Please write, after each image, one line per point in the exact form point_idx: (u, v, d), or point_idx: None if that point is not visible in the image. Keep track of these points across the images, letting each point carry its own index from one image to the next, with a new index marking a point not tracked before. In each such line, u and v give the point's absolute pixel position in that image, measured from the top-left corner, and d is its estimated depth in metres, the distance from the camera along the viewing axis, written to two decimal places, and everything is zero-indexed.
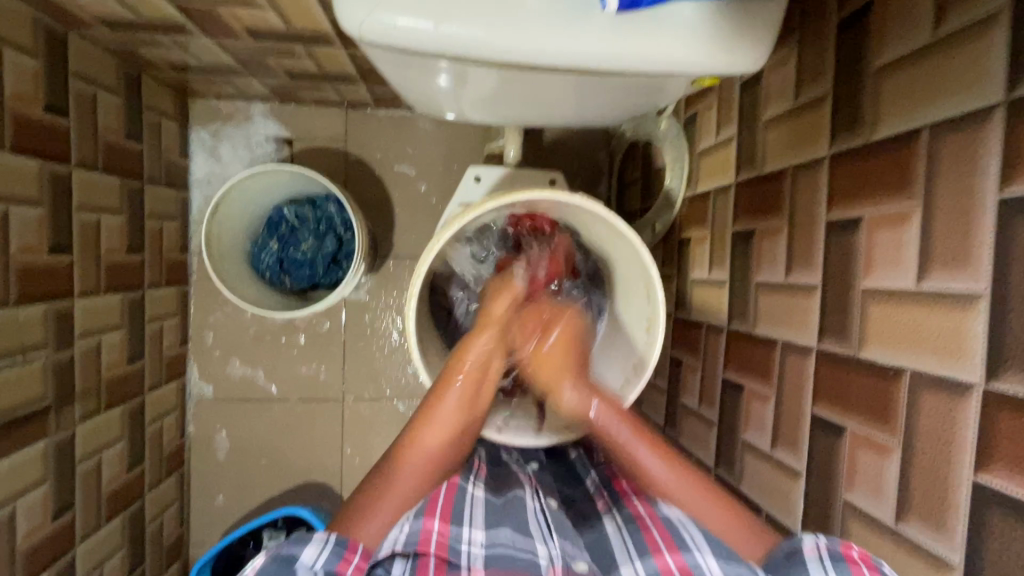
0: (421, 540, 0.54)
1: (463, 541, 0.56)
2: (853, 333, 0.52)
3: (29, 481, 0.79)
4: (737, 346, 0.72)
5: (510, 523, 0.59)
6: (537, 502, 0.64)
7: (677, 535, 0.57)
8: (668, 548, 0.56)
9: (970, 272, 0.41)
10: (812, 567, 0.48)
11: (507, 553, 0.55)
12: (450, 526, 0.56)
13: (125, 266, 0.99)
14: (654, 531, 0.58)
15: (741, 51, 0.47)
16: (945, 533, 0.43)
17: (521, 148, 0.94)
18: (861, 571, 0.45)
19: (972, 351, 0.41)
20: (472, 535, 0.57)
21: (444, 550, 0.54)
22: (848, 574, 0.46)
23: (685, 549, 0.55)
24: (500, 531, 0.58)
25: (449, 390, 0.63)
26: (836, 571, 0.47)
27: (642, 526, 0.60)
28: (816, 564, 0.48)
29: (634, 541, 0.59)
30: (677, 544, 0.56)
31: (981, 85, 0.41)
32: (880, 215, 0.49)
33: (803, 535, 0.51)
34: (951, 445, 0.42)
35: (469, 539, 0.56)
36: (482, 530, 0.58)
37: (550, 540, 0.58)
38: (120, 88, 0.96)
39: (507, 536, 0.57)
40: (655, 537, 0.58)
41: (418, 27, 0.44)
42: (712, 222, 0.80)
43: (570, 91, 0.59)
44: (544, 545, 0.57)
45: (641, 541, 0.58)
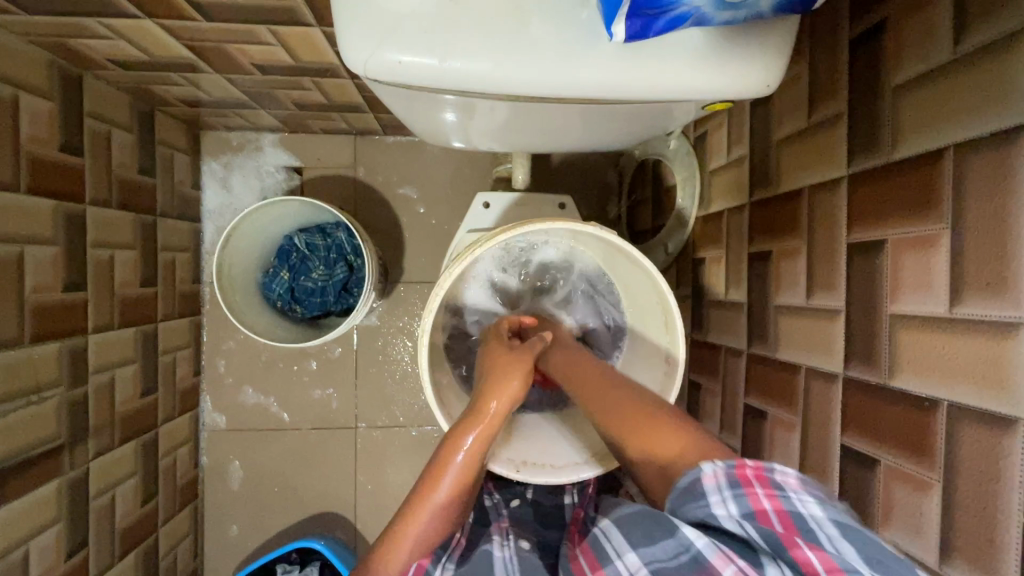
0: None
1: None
2: (882, 360, 0.50)
3: (42, 521, 0.78)
4: (757, 371, 0.70)
5: None
6: (504, 550, 0.59)
7: (600, 550, 0.47)
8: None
9: (1009, 298, 0.39)
10: (711, 500, 0.42)
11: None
12: None
13: (138, 300, 0.99)
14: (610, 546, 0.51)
15: (753, 75, 0.46)
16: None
17: (529, 171, 0.93)
18: (756, 495, 0.40)
19: (1014, 383, 0.38)
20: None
21: None
22: (747, 504, 0.40)
23: (607, 564, 0.45)
24: None
25: (452, 462, 0.57)
26: (736, 502, 0.40)
27: (595, 539, 0.52)
28: (716, 496, 0.42)
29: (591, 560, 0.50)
30: (600, 561, 0.46)
31: (1009, 102, 0.39)
32: (906, 238, 0.47)
33: (703, 463, 0.43)
34: (998, 483, 0.39)
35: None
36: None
37: None
38: (133, 124, 0.97)
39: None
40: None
41: (423, 63, 0.43)
42: (727, 242, 0.79)
43: (578, 119, 0.58)
44: None
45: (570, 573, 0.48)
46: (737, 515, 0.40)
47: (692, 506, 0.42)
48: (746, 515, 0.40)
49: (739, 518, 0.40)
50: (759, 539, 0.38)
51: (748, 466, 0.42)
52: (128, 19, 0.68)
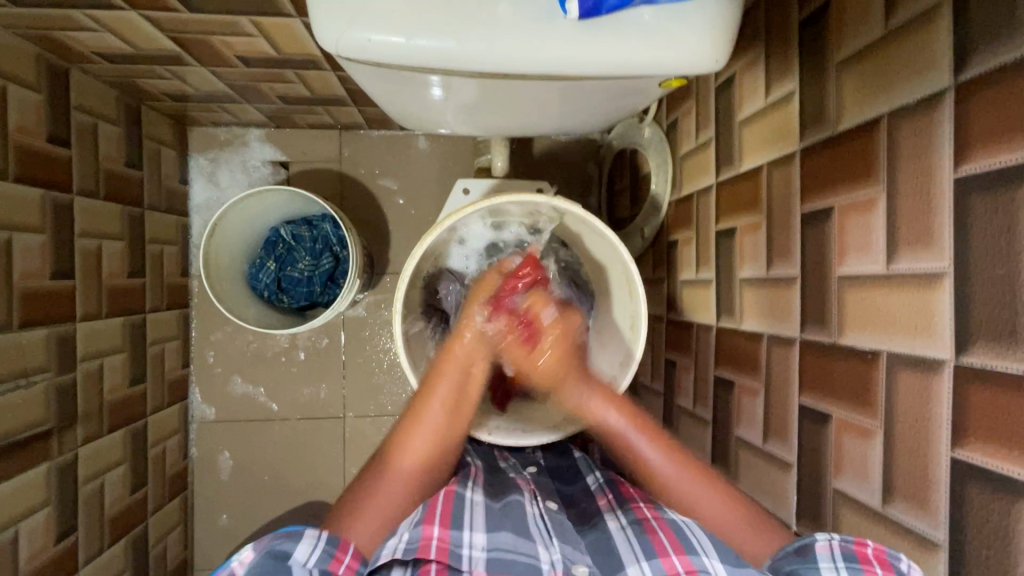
0: (420, 547, 0.54)
1: (464, 546, 0.55)
2: (832, 320, 0.52)
3: (30, 505, 0.79)
4: (725, 343, 0.73)
5: (510, 527, 0.58)
6: (536, 506, 0.63)
7: (684, 537, 0.56)
8: (675, 550, 0.55)
9: (933, 251, 0.42)
10: (823, 564, 0.48)
11: (507, 556, 0.55)
12: (451, 530, 0.56)
13: (126, 290, 1.01)
14: (663, 534, 0.56)
15: (702, 51, 0.49)
16: (929, 510, 0.42)
17: (508, 159, 0.96)
18: (873, 572, 0.44)
19: (941, 329, 0.41)
20: (474, 539, 0.56)
21: (445, 555, 0.54)
22: (860, 573, 0.45)
23: (692, 552, 0.54)
24: (499, 536, 0.57)
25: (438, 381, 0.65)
26: (850, 572, 0.46)
27: (649, 530, 0.58)
28: (827, 563, 0.47)
29: (642, 544, 0.56)
30: (683, 546, 0.55)
31: (931, 69, 0.42)
32: (850, 202, 0.50)
33: (818, 533, 0.49)
34: (928, 423, 0.42)
35: (470, 544, 0.56)
36: (483, 533, 0.57)
37: (551, 544, 0.58)
38: (120, 118, 0.99)
39: (507, 540, 0.57)
40: (663, 540, 0.56)
41: (391, 41, 0.46)
42: (697, 223, 0.81)
43: (545, 98, 0.61)
44: (546, 549, 0.57)
45: (647, 544, 0.56)
46: None
47: (803, 568, 0.49)
48: None
49: None
50: None
51: (869, 544, 0.45)
52: (113, 11, 0.71)
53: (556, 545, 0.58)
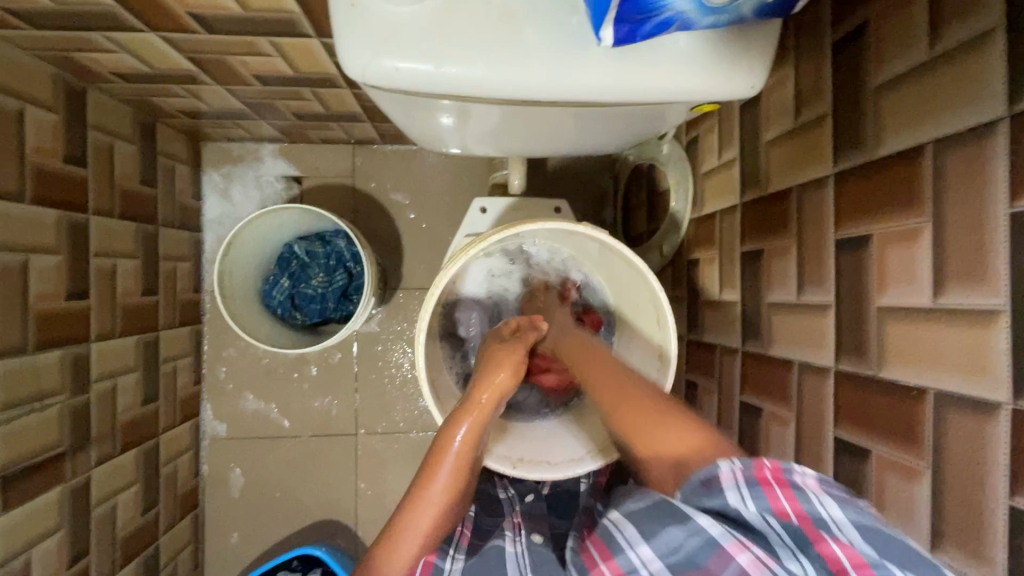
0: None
1: None
2: (871, 353, 0.51)
3: (42, 529, 0.78)
4: (752, 368, 0.71)
5: None
6: (515, 547, 0.61)
7: (609, 538, 0.49)
8: (604, 556, 0.47)
9: (988, 287, 0.40)
10: (725, 497, 0.43)
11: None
12: None
13: (140, 308, 1.00)
14: (593, 545, 0.50)
15: (736, 77, 0.47)
16: (984, 559, 0.40)
17: (526, 176, 0.95)
18: (775, 494, 0.42)
19: (996, 370, 0.39)
20: None
21: None
22: (765, 502, 0.42)
23: (618, 552, 0.46)
24: None
25: (447, 454, 0.58)
26: (754, 499, 0.42)
27: (585, 546, 0.52)
28: (728, 493, 0.43)
29: (581, 564, 0.50)
30: (610, 549, 0.47)
31: (982, 99, 0.41)
32: (891, 231, 0.48)
33: (721, 461, 0.45)
34: (983, 467, 0.40)
35: None
36: None
37: None
38: (135, 136, 0.99)
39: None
40: (594, 551, 0.49)
41: (418, 69, 0.45)
42: (720, 243, 0.80)
43: (568, 122, 0.60)
44: None
45: (586, 561, 0.49)
46: (756, 510, 0.42)
47: (699, 508, 0.45)
48: (766, 511, 0.42)
49: (759, 513, 0.42)
50: (783, 531, 0.40)
51: (767, 465, 0.43)
52: (132, 33, 0.70)
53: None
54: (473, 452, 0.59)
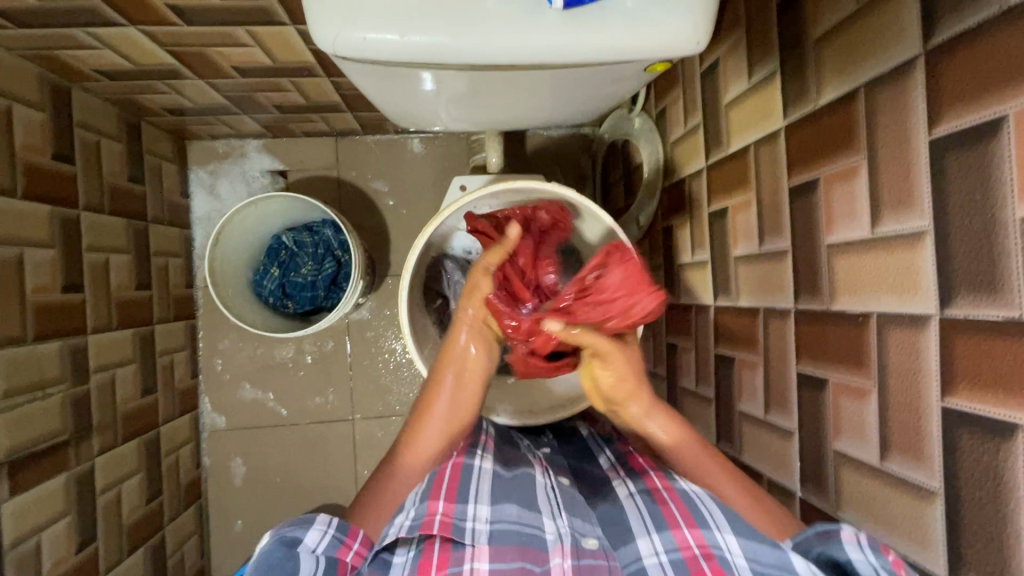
0: (425, 523, 0.52)
1: (468, 519, 0.53)
2: (824, 288, 0.54)
3: (50, 514, 0.80)
4: (723, 321, 0.75)
5: (516, 500, 0.57)
6: (547, 479, 0.63)
7: (695, 510, 0.55)
8: (686, 523, 0.54)
9: (913, 212, 0.44)
10: (850, 550, 0.45)
11: (513, 528, 0.53)
12: (456, 504, 0.54)
13: (134, 302, 1.03)
14: (674, 507, 0.56)
15: (683, 35, 0.51)
16: (923, 460, 0.44)
17: (503, 155, 0.98)
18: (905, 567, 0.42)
19: (925, 285, 0.43)
20: (476, 512, 0.54)
21: (448, 529, 0.51)
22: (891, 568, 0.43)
23: (704, 526, 0.53)
24: (505, 508, 0.55)
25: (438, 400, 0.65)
26: (877, 556, 0.43)
27: (661, 501, 0.57)
28: (853, 546, 0.45)
29: (653, 516, 0.56)
30: (695, 520, 0.54)
31: (902, 39, 0.44)
32: (834, 172, 0.52)
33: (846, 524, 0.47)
34: (919, 376, 0.44)
35: (474, 516, 0.54)
36: (487, 507, 0.55)
37: (558, 517, 0.56)
38: (121, 134, 1.02)
39: (511, 513, 0.55)
40: (675, 514, 0.55)
41: (385, 38, 0.48)
42: (690, 207, 0.83)
43: (535, 86, 0.63)
44: (553, 521, 0.55)
45: (658, 516, 0.55)
46: (875, 564, 0.43)
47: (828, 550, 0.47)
48: (885, 569, 0.43)
49: (878, 571, 0.43)
50: None
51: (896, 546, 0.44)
52: (113, 28, 0.73)
53: (562, 516, 0.56)
54: (468, 381, 0.66)
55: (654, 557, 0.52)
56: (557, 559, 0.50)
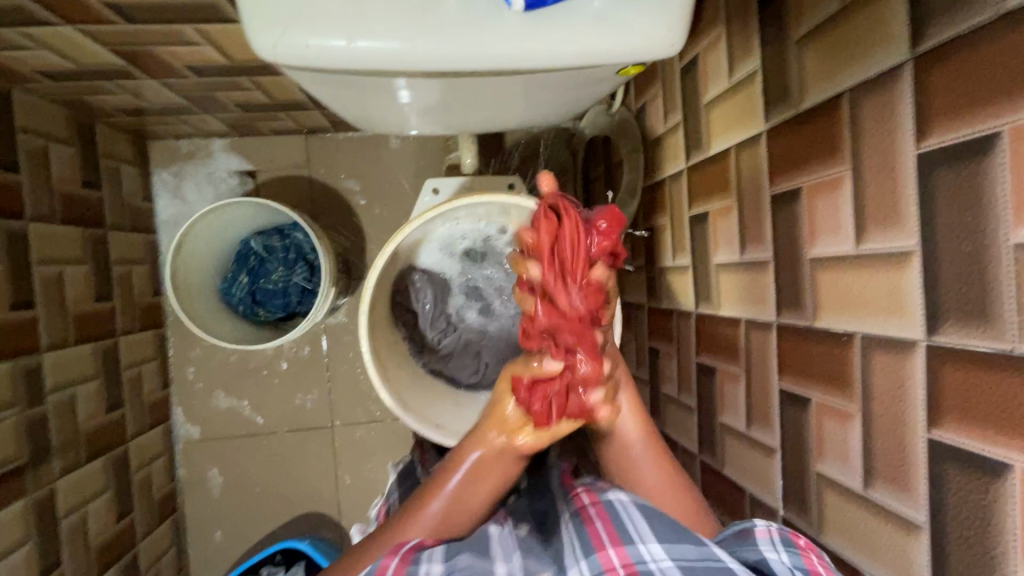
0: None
1: (421, 573, 0.48)
2: (807, 303, 0.52)
3: (8, 544, 0.77)
4: (705, 329, 0.72)
5: (470, 548, 0.52)
6: (500, 523, 0.57)
7: (621, 527, 0.51)
8: (612, 542, 0.50)
9: (900, 230, 0.41)
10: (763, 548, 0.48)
11: None
12: (408, 565, 0.48)
13: (94, 315, 0.98)
14: (599, 525, 0.52)
15: (657, 37, 0.47)
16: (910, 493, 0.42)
17: (478, 155, 0.94)
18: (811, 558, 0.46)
19: (911, 309, 0.40)
20: (431, 567, 0.48)
21: None
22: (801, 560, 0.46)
23: (628, 542, 0.49)
24: (459, 558, 0.50)
25: (451, 478, 0.55)
26: (789, 554, 0.46)
27: (587, 520, 0.53)
28: (768, 546, 0.48)
29: (580, 540, 0.52)
30: (620, 537, 0.50)
31: (889, 44, 0.41)
32: (817, 182, 0.49)
33: (756, 520, 0.51)
34: (904, 405, 0.42)
35: (427, 568, 0.48)
36: (441, 559, 0.49)
37: (511, 558, 0.52)
38: (72, 137, 0.96)
39: (466, 562, 0.50)
40: (600, 532, 0.51)
41: (331, 45, 0.44)
42: (671, 209, 0.80)
43: (505, 92, 0.60)
44: (506, 564, 0.51)
45: (587, 539, 0.51)
46: (789, 563, 0.46)
47: (742, 549, 0.49)
48: (798, 567, 0.46)
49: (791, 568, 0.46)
50: None
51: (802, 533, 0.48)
52: (48, 27, 0.67)
53: (514, 557, 0.52)
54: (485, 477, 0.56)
55: None
56: None
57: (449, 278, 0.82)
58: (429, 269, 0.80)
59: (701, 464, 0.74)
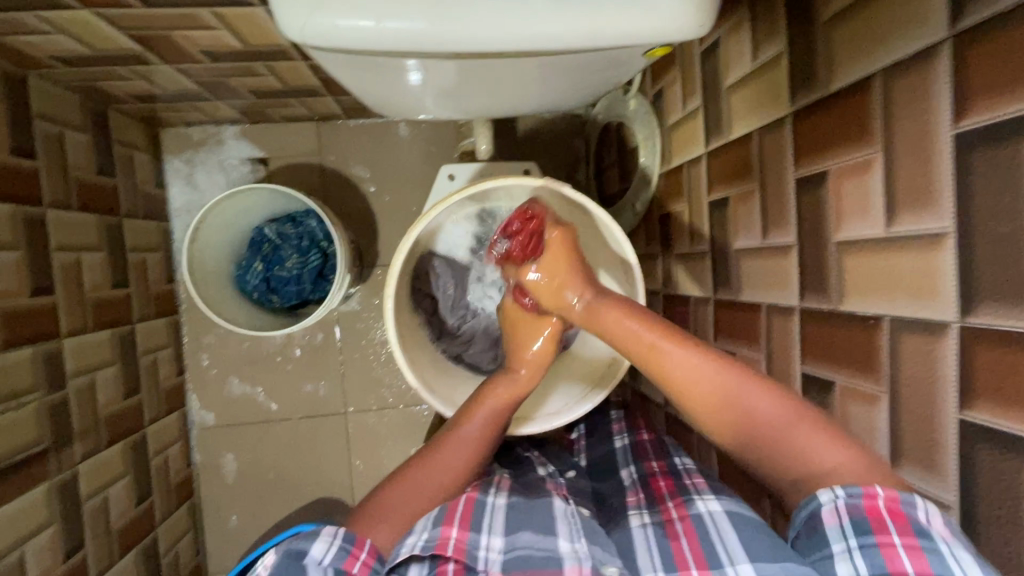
0: (438, 546, 0.51)
1: (481, 548, 0.53)
2: (832, 287, 0.52)
3: (34, 526, 0.78)
4: (723, 315, 0.72)
5: (531, 526, 0.55)
6: (566, 504, 0.60)
7: (707, 548, 0.52)
8: (697, 565, 0.51)
9: (933, 212, 0.41)
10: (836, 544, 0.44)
11: (524, 555, 0.52)
12: (469, 532, 0.53)
13: (111, 302, 0.99)
14: (685, 543, 0.54)
15: (686, 17, 0.47)
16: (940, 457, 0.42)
17: (493, 141, 0.93)
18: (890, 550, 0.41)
19: (943, 290, 0.40)
20: (491, 542, 0.53)
21: (461, 554, 0.51)
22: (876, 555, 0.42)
23: (715, 566, 0.50)
24: (519, 536, 0.54)
25: (480, 408, 0.64)
26: (862, 552, 0.42)
27: (672, 535, 0.56)
28: (839, 541, 0.44)
29: (663, 553, 0.54)
30: (706, 560, 0.51)
31: (925, 22, 0.41)
32: (845, 165, 0.49)
33: (820, 495, 0.45)
34: (936, 386, 0.42)
35: (488, 546, 0.53)
36: (501, 536, 0.54)
37: (577, 539, 0.54)
38: (86, 124, 0.96)
39: (527, 539, 0.54)
40: (685, 552, 0.53)
41: (359, 25, 0.44)
42: (688, 195, 0.80)
43: (528, 74, 0.59)
44: (570, 543, 0.53)
45: (669, 555, 0.53)
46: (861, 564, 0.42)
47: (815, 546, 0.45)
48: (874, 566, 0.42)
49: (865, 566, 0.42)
50: None
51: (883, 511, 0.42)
52: (65, 11, 0.67)
53: (580, 540, 0.54)
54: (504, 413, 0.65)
55: None
56: None
57: (467, 263, 0.83)
58: (447, 255, 0.81)
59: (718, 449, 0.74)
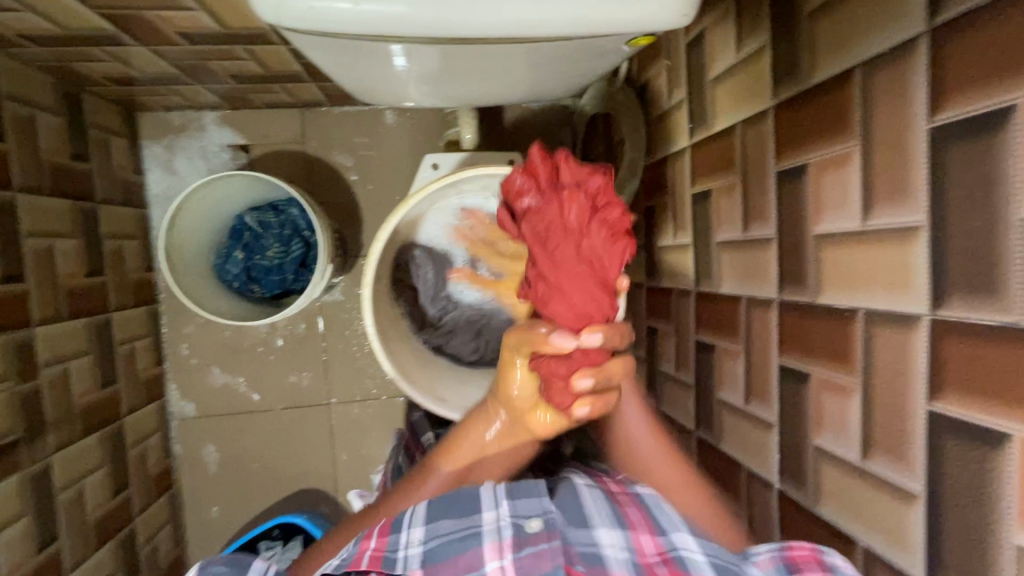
0: (354, 560, 0.51)
1: (400, 548, 0.52)
2: (810, 280, 0.52)
3: (5, 517, 0.76)
4: (705, 307, 0.72)
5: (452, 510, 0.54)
6: None
7: (653, 515, 0.57)
8: (643, 528, 0.56)
9: (910, 205, 0.41)
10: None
11: (447, 541, 0.52)
12: (389, 536, 0.52)
13: (86, 290, 0.97)
14: (632, 509, 0.58)
15: (669, 5, 0.46)
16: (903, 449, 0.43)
17: (478, 130, 0.92)
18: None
19: (916, 283, 0.41)
20: (409, 537, 0.52)
21: (378, 562, 0.50)
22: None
23: (662, 532, 0.56)
24: (439, 523, 0.53)
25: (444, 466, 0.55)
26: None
27: (618, 502, 0.60)
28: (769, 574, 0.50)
29: (612, 515, 0.58)
30: (653, 526, 0.56)
31: (905, 15, 0.41)
32: (825, 158, 0.49)
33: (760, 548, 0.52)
34: (904, 378, 0.42)
35: (407, 543, 0.52)
36: (421, 525, 0.53)
37: (498, 505, 0.54)
38: (59, 106, 0.93)
39: (446, 525, 0.53)
40: (633, 514, 0.58)
41: (336, 7, 0.43)
42: (672, 187, 0.80)
43: (511, 61, 0.58)
44: (493, 510, 0.54)
45: (619, 514, 0.58)
46: None
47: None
48: None
49: None
50: None
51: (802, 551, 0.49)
52: None
53: (502, 504, 0.54)
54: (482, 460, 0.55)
55: (612, 549, 0.54)
56: (495, 559, 0.51)
57: (450, 254, 0.82)
58: (430, 246, 0.80)
59: (698, 440, 0.75)
